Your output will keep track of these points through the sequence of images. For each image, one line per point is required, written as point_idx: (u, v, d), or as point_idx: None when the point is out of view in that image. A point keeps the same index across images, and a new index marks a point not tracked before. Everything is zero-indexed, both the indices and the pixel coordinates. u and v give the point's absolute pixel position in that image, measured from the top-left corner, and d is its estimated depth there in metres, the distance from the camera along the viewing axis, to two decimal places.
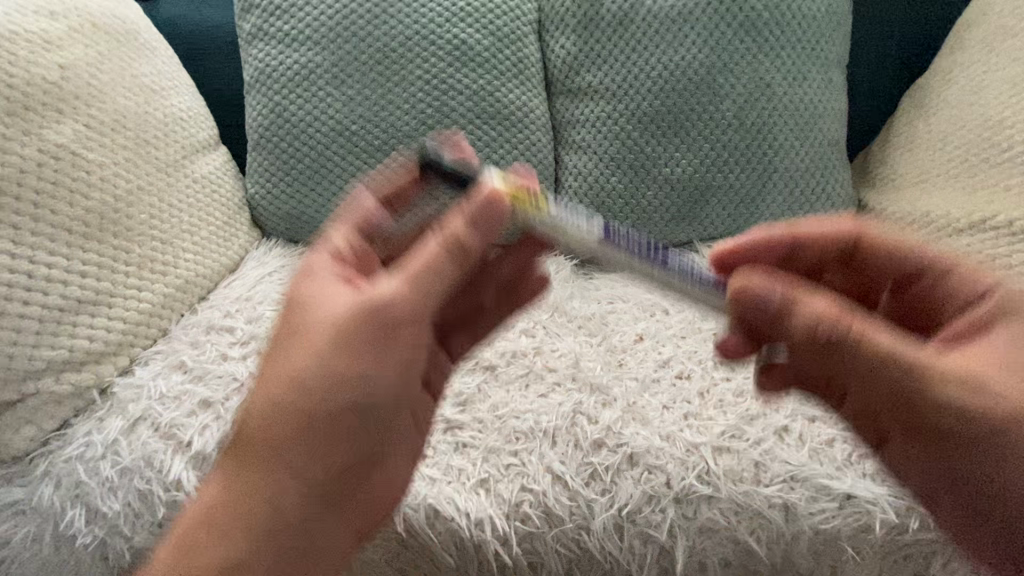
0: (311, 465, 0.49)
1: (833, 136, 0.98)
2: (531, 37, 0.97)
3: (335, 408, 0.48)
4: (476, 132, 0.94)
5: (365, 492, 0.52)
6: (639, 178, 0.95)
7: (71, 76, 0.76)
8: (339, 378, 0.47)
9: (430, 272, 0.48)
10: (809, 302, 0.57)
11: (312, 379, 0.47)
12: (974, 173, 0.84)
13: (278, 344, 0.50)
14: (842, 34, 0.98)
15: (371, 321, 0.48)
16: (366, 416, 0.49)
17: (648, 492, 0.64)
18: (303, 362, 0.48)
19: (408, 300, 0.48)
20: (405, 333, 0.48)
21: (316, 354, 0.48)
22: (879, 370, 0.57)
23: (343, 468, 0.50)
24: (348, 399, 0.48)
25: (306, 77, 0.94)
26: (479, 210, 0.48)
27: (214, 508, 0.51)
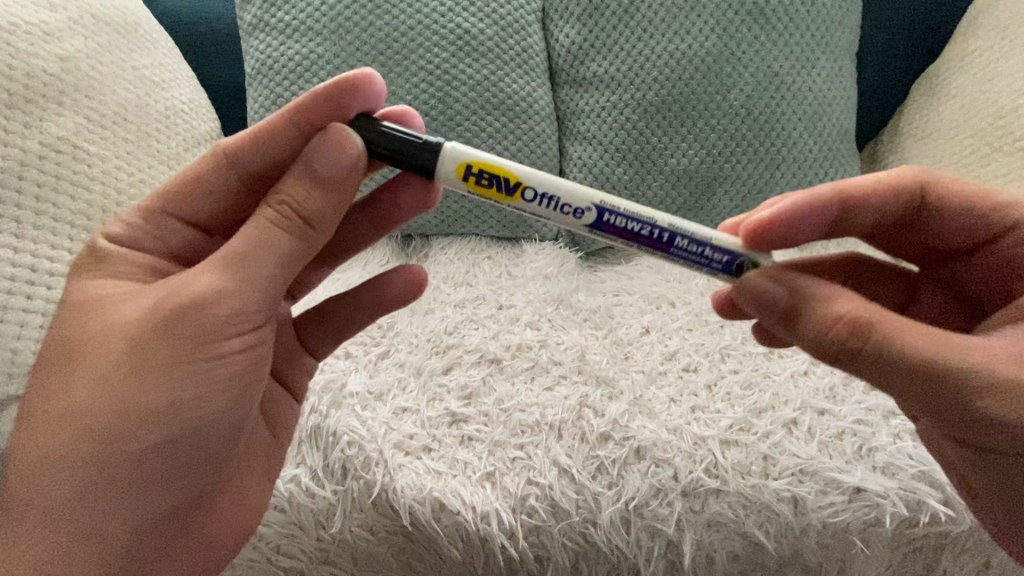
0: (177, 466, 0.51)
1: (842, 125, 0.96)
2: (534, 26, 0.96)
3: (170, 407, 0.49)
4: (480, 123, 0.93)
5: (135, 511, 0.50)
6: (644, 169, 0.94)
7: (71, 68, 0.76)
8: (206, 396, 0.50)
9: (245, 267, 0.49)
10: (839, 292, 0.47)
11: (153, 388, 0.48)
12: (987, 163, 0.82)
13: (56, 367, 0.52)
14: (852, 21, 0.96)
15: (166, 326, 0.49)
16: (181, 421, 0.49)
17: (655, 486, 0.64)
18: (141, 384, 0.49)
19: (256, 281, 0.50)
20: (198, 344, 0.48)
21: (99, 348, 0.50)
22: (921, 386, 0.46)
23: (123, 472, 0.49)
24: (126, 404, 0.49)
25: (308, 69, 0.93)
26: (326, 169, 0.49)
27: (32, 485, 0.49)
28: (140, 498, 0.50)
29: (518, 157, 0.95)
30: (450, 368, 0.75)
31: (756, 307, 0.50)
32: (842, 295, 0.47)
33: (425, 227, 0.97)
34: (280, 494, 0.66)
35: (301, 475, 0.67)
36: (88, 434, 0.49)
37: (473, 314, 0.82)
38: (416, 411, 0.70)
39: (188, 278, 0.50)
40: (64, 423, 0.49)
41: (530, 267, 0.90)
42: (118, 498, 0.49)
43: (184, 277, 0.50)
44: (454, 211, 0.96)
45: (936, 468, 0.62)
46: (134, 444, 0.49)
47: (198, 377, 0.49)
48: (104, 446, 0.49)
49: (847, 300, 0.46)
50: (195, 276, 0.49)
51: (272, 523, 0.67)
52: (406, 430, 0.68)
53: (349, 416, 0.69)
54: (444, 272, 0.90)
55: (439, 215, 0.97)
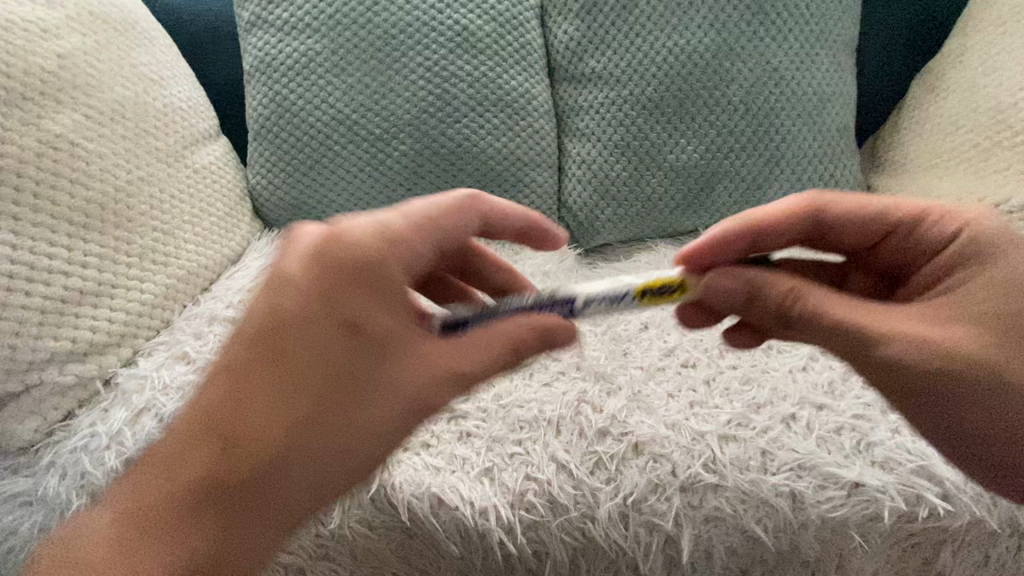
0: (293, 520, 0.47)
1: (841, 121, 0.96)
2: (533, 23, 0.96)
3: (334, 460, 0.45)
4: (478, 120, 0.93)
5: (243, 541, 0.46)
6: (643, 166, 0.94)
7: (69, 65, 0.76)
8: (369, 459, 0.47)
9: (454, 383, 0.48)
10: (772, 276, 0.51)
11: (335, 443, 0.45)
12: (988, 157, 0.82)
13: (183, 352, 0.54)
14: (851, 16, 0.95)
15: (406, 386, 0.46)
16: (315, 471, 0.45)
17: (653, 481, 0.64)
18: (357, 424, 0.46)
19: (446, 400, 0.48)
20: (423, 411, 0.47)
21: (313, 347, 0.45)
22: (852, 358, 0.52)
23: (265, 503, 0.45)
24: (324, 445, 0.45)
25: (305, 66, 0.93)
26: (501, 331, 0.50)
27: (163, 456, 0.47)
28: (244, 532, 0.45)
29: (516, 153, 0.95)
30: None
31: (710, 290, 0.52)
32: (754, 277, 0.51)
33: None
34: None
35: None
36: (263, 446, 0.45)
37: None
38: None
39: (394, 325, 0.47)
40: (233, 428, 0.45)
41: (529, 264, 0.91)
42: (222, 531, 0.45)
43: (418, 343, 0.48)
44: None
45: (934, 462, 0.62)
46: (317, 487, 0.46)
47: (399, 429, 0.47)
48: (224, 442, 0.45)
49: (812, 299, 0.50)
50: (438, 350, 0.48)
51: None
52: None
53: None
54: None
55: None
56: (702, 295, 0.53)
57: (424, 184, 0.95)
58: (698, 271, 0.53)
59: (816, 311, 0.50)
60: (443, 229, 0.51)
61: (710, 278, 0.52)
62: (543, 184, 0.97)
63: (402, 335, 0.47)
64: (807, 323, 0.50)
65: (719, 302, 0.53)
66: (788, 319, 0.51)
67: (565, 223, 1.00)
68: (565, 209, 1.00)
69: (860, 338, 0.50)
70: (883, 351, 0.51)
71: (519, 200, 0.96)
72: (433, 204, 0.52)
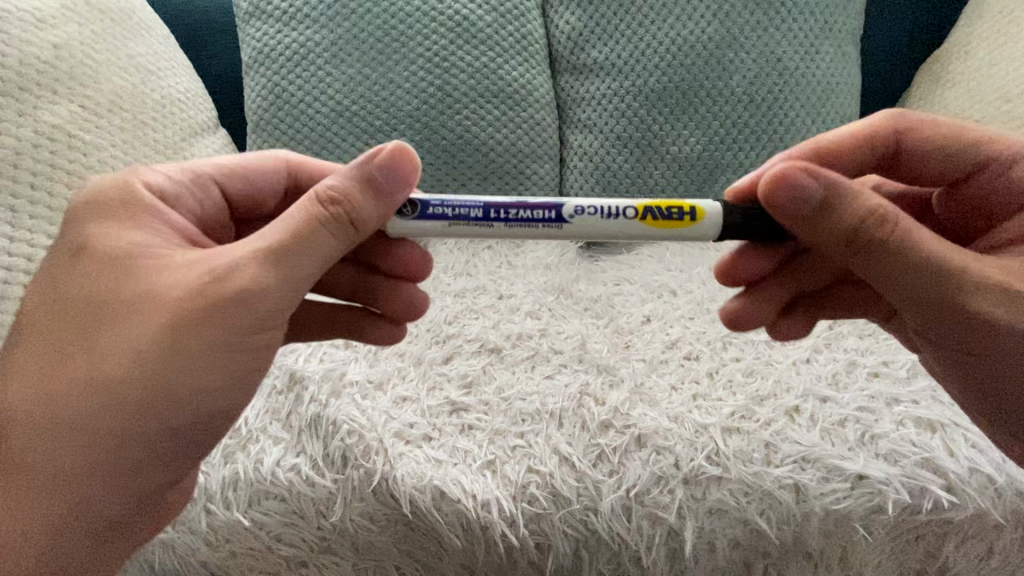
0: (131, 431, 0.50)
1: (846, 112, 0.95)
2: (534, 13, 0.95)
3: (130, 369, 0.49)
4: (479, 111, 0.92)
5: (68, 459, 0.49)
6: (645, 158, 0.93)
7: (65, 55, 0.75)
8: (170, 369, 0.49)
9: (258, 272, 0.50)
10: (859, 192, 0.50)
11: (129, 352, 0.50)
12: None
13: None
14: (856, 6, 0.94)
15: (162, 292, 0.51)
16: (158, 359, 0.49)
17: (656, 473, 0.63)
18: (115, 345, 0.50)
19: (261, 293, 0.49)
20: (196, 317, 0.49)
21: (76, 276, 0.53)
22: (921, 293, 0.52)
23: (101, 416, 0.49)
24: (85, 364, 0.50)
25: (304, 57, 0.92)
26: (365, 205, 0.51)
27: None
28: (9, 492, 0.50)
29: (517, 145, 0.94)
30: (450, 357, 0.75)
31: (790, 197, 0.49)
32: (846, 200, 0.50)
33: None
34: (280, 483, 0.66)
35: (301, 464, 0.67)
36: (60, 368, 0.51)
37: (474, 303, 0.82)
38: (416, 400, 0.70)
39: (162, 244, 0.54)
40: (29, 349, 0.52)
41: (530, 256, 0.90)
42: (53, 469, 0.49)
43: (171, 258, 0.53)
44: None
45: (938, 454, 0.62)
46: (106, 401, 0.49)
47: (193, 326, 0.49)
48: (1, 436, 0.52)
49: (899, 223, 0.50)
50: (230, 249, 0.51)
51: (272, 511, 0.67)
52: (406, 419, 0.68)
53: (349, 405, 0.69)
54: (444, 262, 0.89)
55: None
56: (782, 206, 0.50)
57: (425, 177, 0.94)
58: (800, 193, 0.49)
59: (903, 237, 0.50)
60: (247, 181, 0.63)
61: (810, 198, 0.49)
62: (544, 177, 0.96)
63: (152, 263, 0.52)
64: (890, 252, 0.50)
65: (809, 219, 0.51)
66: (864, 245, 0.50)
67: None
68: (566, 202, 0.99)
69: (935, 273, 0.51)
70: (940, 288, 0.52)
71: (520, 192, 0.95)
72: (219, 165, 0.62)
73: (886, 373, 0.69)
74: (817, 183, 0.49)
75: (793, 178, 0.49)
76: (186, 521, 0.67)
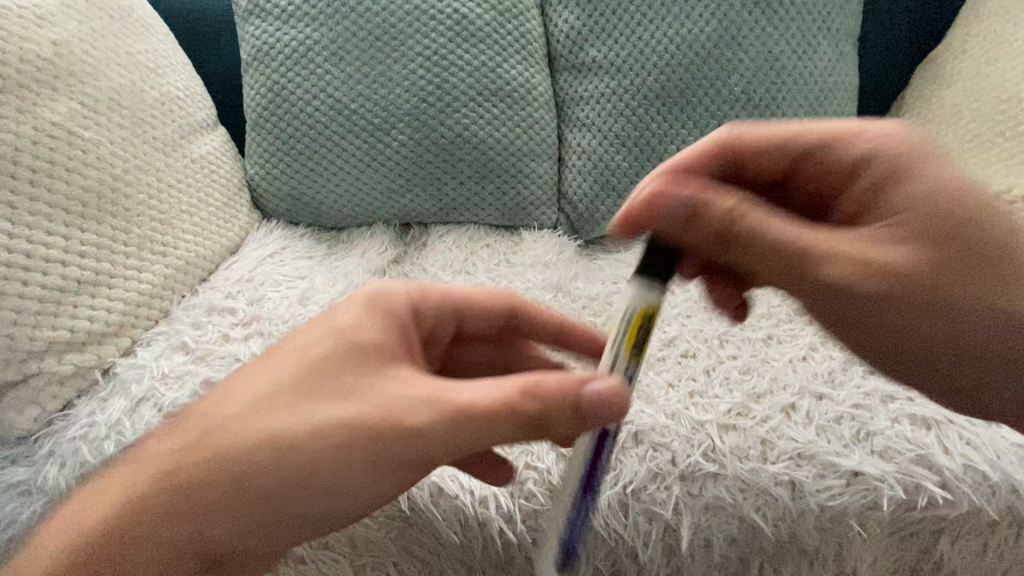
0: (219, 515, 0.46)
1: (843, 112, 0.95)
2: (533, 12, 0.95)
3: (229, 462, 0.45)
4: (478, 110, 0.92)
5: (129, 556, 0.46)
6: (644, 156, 0.94)
7: (65, 52, 0.75)
8: (271, 489, 0.45)
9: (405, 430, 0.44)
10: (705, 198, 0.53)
11: (233, 451, 0.45)
12: (989, 148, 0.82)
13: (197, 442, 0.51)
14: (854, 6, 0.95)
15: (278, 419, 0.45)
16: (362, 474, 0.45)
17: (653, 470, 0.64)
18: (222, 426, 0.46)
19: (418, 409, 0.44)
20: (303, 454, 0.44)
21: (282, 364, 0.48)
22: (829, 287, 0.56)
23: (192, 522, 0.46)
24: (213, 437, 0.46)
25: (303, 55, 0.92)
26: (547, 388, 0.44)
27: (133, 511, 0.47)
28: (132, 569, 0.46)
29: (516, 144, 0.94)
30: None
31: (659, 212, 0.52)
32: (763, 217, 0.53)
33: (424, 215, 0.98)
34: None
35: None
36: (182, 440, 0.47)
37: None
38: None
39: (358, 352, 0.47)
40: (227, 411, 0.47)
41: (528, 255, 0.91)
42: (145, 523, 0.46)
43: (385, 373, 0.46)
44: (453, 199, 0.96)
45: (933, 451, 0.62)
46: (201, 486, 0.45)
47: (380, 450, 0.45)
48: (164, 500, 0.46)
49: (767, 222, 0.53)
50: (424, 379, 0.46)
51: None
52: None
53: None
54: (443, 260, 0.90)
55: (437, 203, 0.97)
56: (649, 217, 0.53)
57: (424, 175, 0.94)
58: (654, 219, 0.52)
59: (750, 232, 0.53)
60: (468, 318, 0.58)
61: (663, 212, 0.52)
62: (543, 175, 0.97)
63: (304, 355, 0.47)
64: (765, 236, 0.53)
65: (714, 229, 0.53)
66: (778, 240, 0.53)
67: (565, 214, 1.00)
68: (565, 200, 0.99)
69: (859, 273, 0.55)
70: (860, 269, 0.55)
71: (519, 191, 0.96)
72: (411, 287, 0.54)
73: None
74: (647, 197, 0.53)
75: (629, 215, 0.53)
76: None
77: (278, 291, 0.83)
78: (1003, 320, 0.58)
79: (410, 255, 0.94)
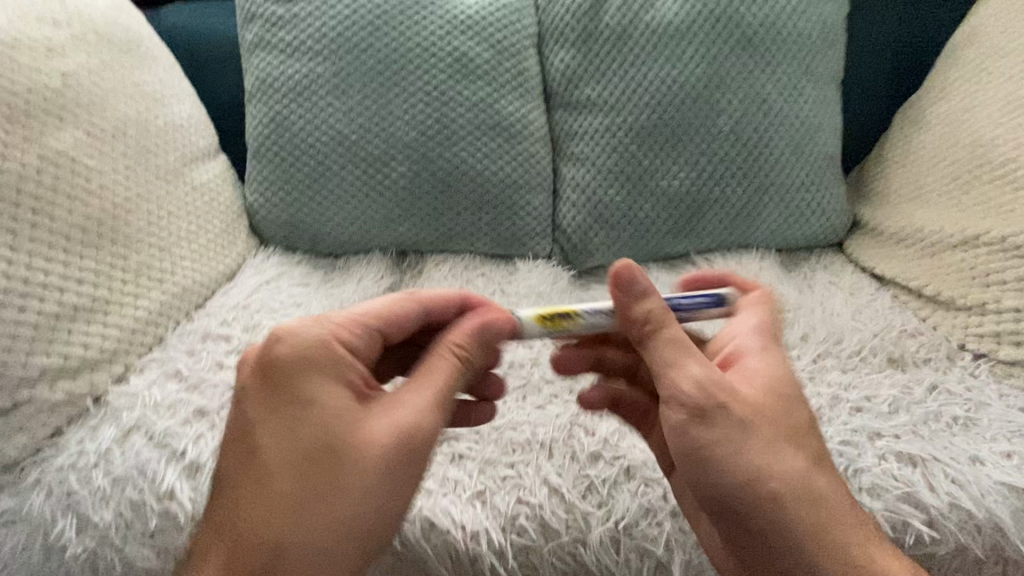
0: (336, 549, 0.50)
1: (829, 151, 0.99)
2: (530, 50, 0.98)
3: (310, 424, 0.51)
4: (476, 144, 0.95)
5: (300, 445, 0.50)
6: (636, 192, 0.96)
7: (74, 84, 0.77)
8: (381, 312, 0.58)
9: (403, 447, 0.52)
10: (653, 314, 0.55)
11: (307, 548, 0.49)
12: (967, 190, 0.85)
13: (268, 392, 0.52)
14: (837, 52, 0.99)
15: (336, 452, 0.50)
16: (332, 420, 0.51)
17: (644, 505, 0.64)
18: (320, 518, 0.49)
19: (411, 406, 0.53)
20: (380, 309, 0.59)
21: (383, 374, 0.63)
22: (734, 516, 0.53)
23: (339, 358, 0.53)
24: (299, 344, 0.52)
25: (307, 88, 0.94)
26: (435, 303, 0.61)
27: (303, 459, 0.50)
28: (315, 460, 0.50)
29: (512, 177, 0.96)
30: None
31: (621, 281, 0.55)
32: (678, 369, 0.53)
33: (420, 244, 0.99)
34: None
35: None
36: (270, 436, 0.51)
37: None
38: None
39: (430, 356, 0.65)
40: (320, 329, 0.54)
41: (522, 285, 0.93)
42: (259, 467, 0.51)
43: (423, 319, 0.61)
44: (449, 229, 0.98)
45: (920, 489, 0.64)
46: (311, 462, 0.50)
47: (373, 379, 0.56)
48: (326, 454, 0.50)
49: (665, 331, 0.54)
50: (325, 320, 0.56)
51: None
52: None
53: None
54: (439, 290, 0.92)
55: (434, 233, 0.98)
56: (618, 287, 0.55)
57: (421, 206, 0.96)
58: (619, 284, 0.55)
59: (670, 343, 0.54)
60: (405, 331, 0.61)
61: (633, 291, 0.55)
62: (538, 208, 0.99)
63: (308, 398, 0.51)
64: (670, 369, 0.53)
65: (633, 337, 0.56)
66: (645, 342, 0.55)
67: (559, 245, 1.02)
68: (559, 232, 1.01)
69: (780, 512, 0.52)
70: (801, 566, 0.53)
71: (514, 223, 0.98)
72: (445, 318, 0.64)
73: (868, 408, 0.71)
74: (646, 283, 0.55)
75: (624, 273, 0.54)
76: (171, 551, 0.67)
77: (274, 318, 0.84)
78: None
79: (405, 284, 0.96)
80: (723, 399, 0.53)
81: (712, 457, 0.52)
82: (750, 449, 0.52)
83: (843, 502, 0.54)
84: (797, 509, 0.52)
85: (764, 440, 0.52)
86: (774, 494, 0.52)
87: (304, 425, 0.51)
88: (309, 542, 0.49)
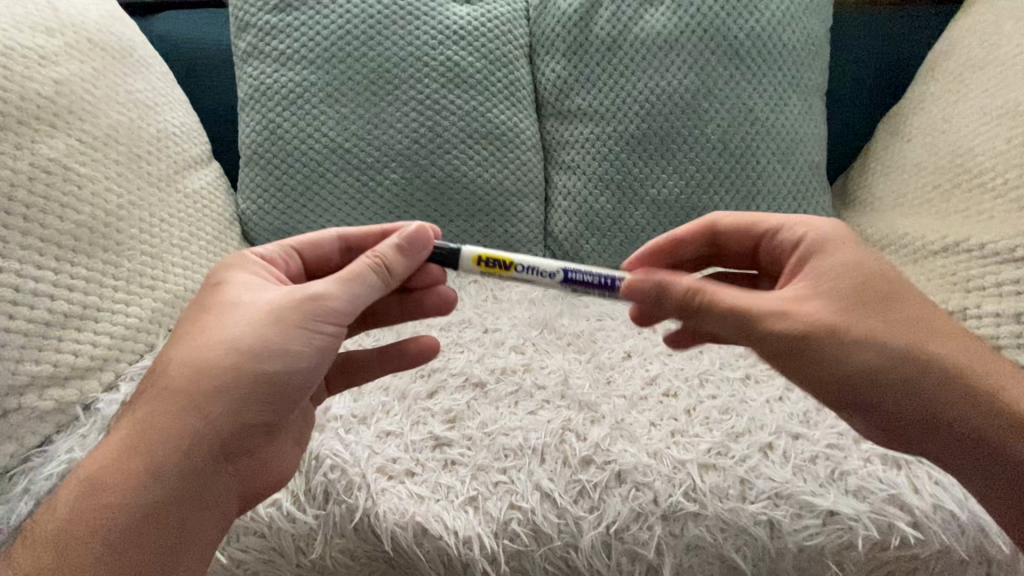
0: (147, 482, 0.55)
1: (814, 160, 1.01)
2: (522, 60, 1.00)
3: (206, 361, 0.57)
4: (468, 152, 0.96)
5: (179, 381, 0.57)
6: (627, 199, 0.98)
7: (66, 91, 0.77)
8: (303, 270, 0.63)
9: (320, 315, 0.59)
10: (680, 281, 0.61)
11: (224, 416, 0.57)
12: (947, 199, 0.87)
13: (189, 329, 0.61)
14: (821, 64, 1.01)
15: (236, 340, 0.58)
16: (226, 355, 0.57)
17: (635, 509, 0.65)
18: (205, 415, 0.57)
19: (336, 298, 0.60)
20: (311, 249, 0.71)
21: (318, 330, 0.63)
22: (855, 393, 0.59)
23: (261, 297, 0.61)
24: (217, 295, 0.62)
25: (300, 96, 0.95)
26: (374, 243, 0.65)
27: (183, 396, 0.57)
28: (168, 405, 0.57)
29: (504, 185, 0.98)
30: (434, 393, 0.76)
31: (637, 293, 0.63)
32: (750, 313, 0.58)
33: None
34: (260, 518, 0.67)
35: (282, 499, 0.67)
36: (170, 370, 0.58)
37: (459, 338, 0.83)
38: (400, 435, 0.72)
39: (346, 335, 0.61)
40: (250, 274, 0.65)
41: (515, 291, 0.93)
42: (152, 394, 0.59)
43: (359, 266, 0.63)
44: (442, 236, 0.99)
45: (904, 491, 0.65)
46: (184, 392, 0.57)
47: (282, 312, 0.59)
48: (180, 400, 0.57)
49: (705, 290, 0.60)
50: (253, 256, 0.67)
51: (251, 548, 0.68)
52: (389, 454, 0.70)
53: (332, 440, 0.70)
54: None
55: None
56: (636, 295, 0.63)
57: (414, 213, 0.97)
58: (642, 293, 0.63)
59: (717, 306, 0.59)
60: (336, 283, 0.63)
61: (655, 291, 0.62)
62: (530, 215, 1.00)
63: (243, 297, 0.61)
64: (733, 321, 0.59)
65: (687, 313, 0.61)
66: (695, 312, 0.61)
67: (551, 252, 1.03)
68: (551, 239, 1.02)
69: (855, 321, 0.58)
70: (906, 367, 0.58)
71: (507, 230, 0.99)
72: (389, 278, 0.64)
73: None
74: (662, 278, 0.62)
75: (638, 282, 0.62)
76: None
77: None
78: (953, 388, 0.59)
79: None
80: (790, 322, 0.58)
81: (812, 354, 0.58)
82: (837, 330, 0.58)
83: (935, 331, 0.60)
84: (884, 309, 0.59)
85: (841, 318, 0.58)
86: (880, 366, 0.58)
87: (178, 361, 0.58)
88: (157, 454, 0.56)
